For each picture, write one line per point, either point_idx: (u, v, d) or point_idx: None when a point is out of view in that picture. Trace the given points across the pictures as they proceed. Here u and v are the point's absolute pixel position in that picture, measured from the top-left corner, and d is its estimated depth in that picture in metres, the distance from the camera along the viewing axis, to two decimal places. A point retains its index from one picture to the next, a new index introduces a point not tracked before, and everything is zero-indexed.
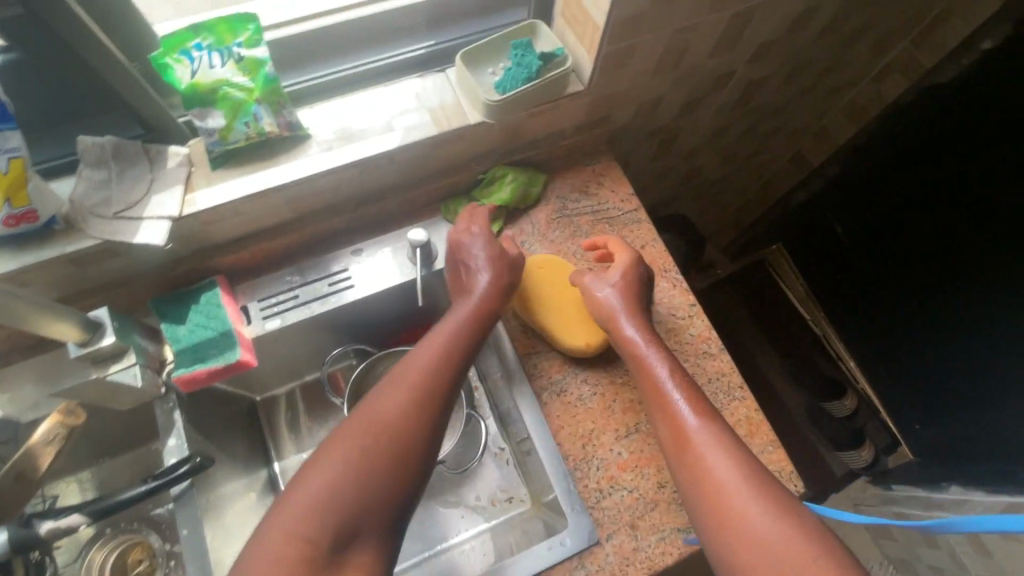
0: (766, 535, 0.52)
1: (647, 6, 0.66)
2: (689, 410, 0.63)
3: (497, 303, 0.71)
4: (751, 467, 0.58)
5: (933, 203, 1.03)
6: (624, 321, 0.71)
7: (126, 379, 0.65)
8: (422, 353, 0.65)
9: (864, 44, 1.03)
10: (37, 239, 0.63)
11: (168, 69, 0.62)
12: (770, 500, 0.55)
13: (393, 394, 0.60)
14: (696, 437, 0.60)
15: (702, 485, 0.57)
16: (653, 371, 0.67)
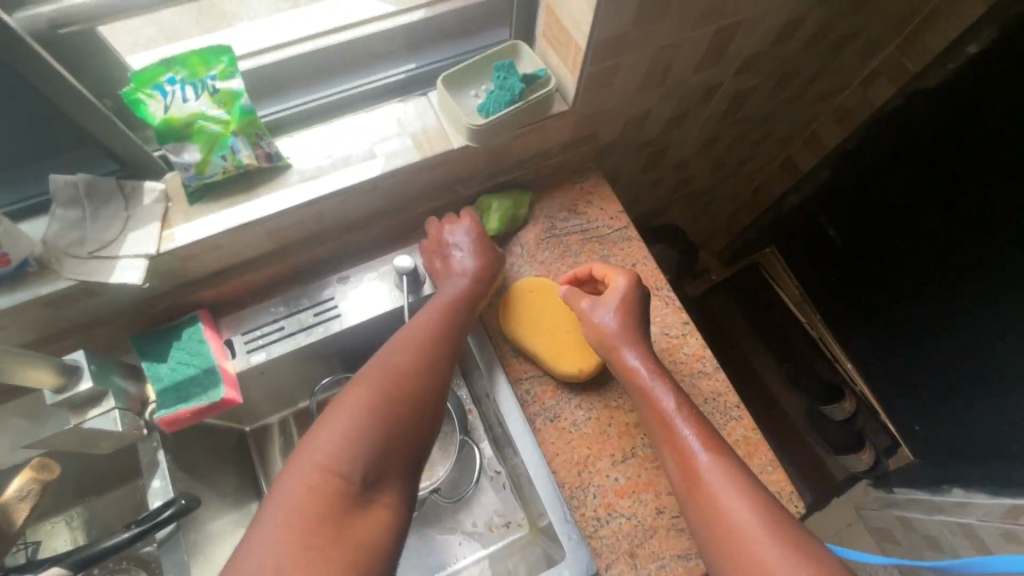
0: (784, 574, 0.52)
1: (629, 26, 0.65)
2: (699, 445, 0.62)
3: (490, 276, 0.74)
4: (765, 505, 0.57)
5: (928, 208, 1.02)
6: (625, 350, 0.69)
7: (105, 424, 0.63)
8: (420, 323, 0.66)
9: (850, 52, 1.02)
10: (9, 283, 0.61)
11: (140, 105, 0.59)
12: (786, 540, 0.54)
13: (400, 355, 0.62)
14: (708, 474, 0.59)
15: (716, 526, 0.57)
16: (659, 403, 0.65)
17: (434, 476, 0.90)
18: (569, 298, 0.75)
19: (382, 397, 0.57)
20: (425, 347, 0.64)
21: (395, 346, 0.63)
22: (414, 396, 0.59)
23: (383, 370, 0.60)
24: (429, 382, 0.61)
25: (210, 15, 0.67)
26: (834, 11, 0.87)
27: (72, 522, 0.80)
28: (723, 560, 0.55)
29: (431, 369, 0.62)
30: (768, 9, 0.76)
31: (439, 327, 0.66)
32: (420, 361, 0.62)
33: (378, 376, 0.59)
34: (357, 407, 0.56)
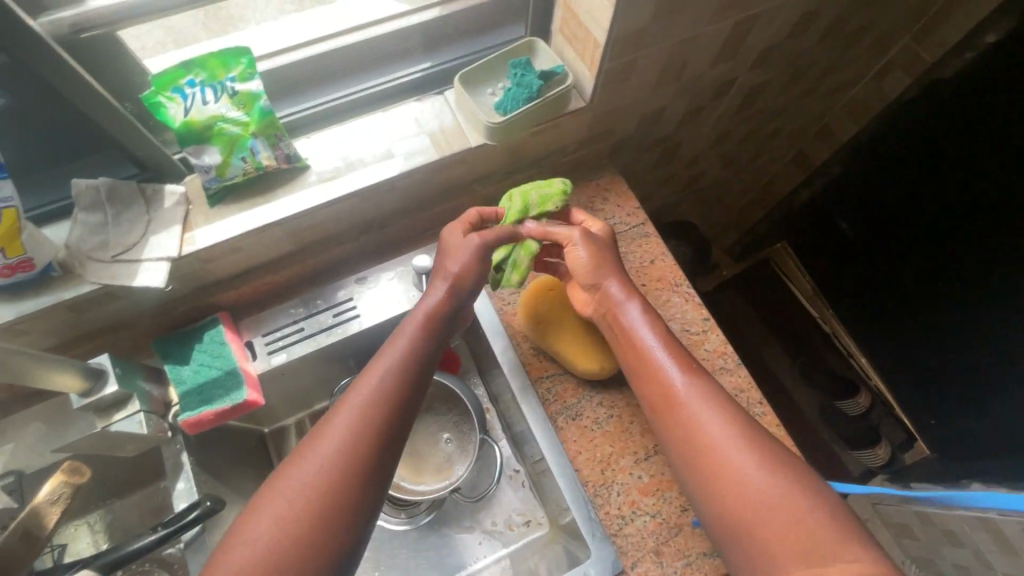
0: (761, 490, 0.52)
1: (648, 21, 0.65)
2: (676, 369, 0.61)
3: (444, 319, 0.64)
4: (740, 422, 0.56)
5: (946, 199, 1.00)
6: (611, 283, 0.68)
7: (131, 427, 0.63)
8: (365, 381, 0.56)
9: (865, 44, 1.01)
10: (34, 288, 0.61)
11: (160, 108, 0.59)
12: (761, 452, 0.54)
13: (320, 456, 0.51)
14: (682, 395, 0.59)
15: (691, 441, 0.56)
16: (636, 330, 0.65)
17: (453, 475, 0.90)
18: (557, 233, 0.71)
19: (285, 517, 0.47)
20: (350, 445, 0.52)
21: (315, 441, 0.52)
22: (327, 516, 0.48)
23: (294, 484, 0.49)
24: (352, 494, 0.50)
25: (218, 20, 0.67)
26: (851, 3, 0.86)
27: (93, 526, 0.81)
28: (698, 475, 0.55)
29: (355, 464, 0.51)
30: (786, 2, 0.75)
31: (370, 414, 0.54)
32: (341, 465, 0.50)
33: (287, 491, 0.49)
34: (257, 536, 0.47)
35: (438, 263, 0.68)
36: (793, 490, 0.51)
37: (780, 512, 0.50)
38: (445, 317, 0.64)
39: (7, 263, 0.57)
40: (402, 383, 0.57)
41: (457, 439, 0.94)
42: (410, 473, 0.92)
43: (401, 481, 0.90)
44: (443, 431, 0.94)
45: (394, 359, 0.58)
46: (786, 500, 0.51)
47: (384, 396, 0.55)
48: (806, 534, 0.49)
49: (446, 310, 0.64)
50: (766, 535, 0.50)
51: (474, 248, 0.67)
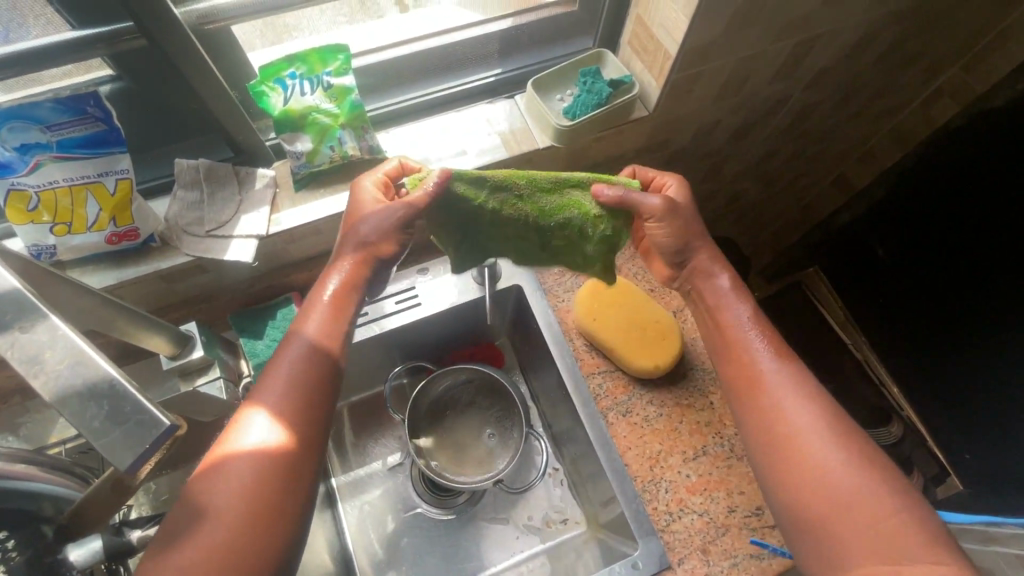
0: (843, 483, 0.52)
1: (719, 35, 0.68)
2: (767, 353, 0.61)
3: (350, 300, 0.58)
4: (832, 413, 0.57)
5: (984, 225, 1.00)
6: (700, 249, 0.67)
7: (212, 391, 0.66)
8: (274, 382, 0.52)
9: (914, 70, 1.04)
10: (135, 256, 0.66)
11: (264, 96, 0.64)
12: (850, 446, 0.55)
13: (234, 471, 0.48)
14: (772, 377, 0.60)
15: (775, 426, 0.57)
16: (731, 310, 0.64)
17: (496, 469, 0.90)
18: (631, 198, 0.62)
19: (207, 535, 0.45)
20: (264, 455, 0.49)
21: (225, 457, 0.49)
22: (255, 525, 0.46)
23: (213, 501, 0.47)
24: (271, 506, 0.47)
25: (275, 30, 0.69)
26: (907, 29, 0.89)
27: (141, 498, 0.81)
28: (778, 456, 0.56)
29: (277, 473, 0.49)
30: (848, 24, 0.78)
31: (281, 422, 0.51)
32: (261, 474, 0.48)
33: (205, 509, 0.46)
34: (183, 559, 0.44)
35: (345, 228, 0.61)
36: (878, 488, 0.52)
37: (861, 509, 0.51)
38: (349, 298, 0.58)
39: (116, 231, 0.63)
40: (306, 383, 0.53)
41: (500, 434, 0.94)
42: (452, 464, 0.92)
43: (444, 471, 0.90)
44: (486, 427, 0.95)
45: (297, 356, 0.54)
46: (877, 496, 0.51)
47: (292, 397, 0.52)
48: (884, 536, 0.49)
49: (349, 295, 0.58)
50: (845, 531, 0.51)
51: (396, 212, 0.59)
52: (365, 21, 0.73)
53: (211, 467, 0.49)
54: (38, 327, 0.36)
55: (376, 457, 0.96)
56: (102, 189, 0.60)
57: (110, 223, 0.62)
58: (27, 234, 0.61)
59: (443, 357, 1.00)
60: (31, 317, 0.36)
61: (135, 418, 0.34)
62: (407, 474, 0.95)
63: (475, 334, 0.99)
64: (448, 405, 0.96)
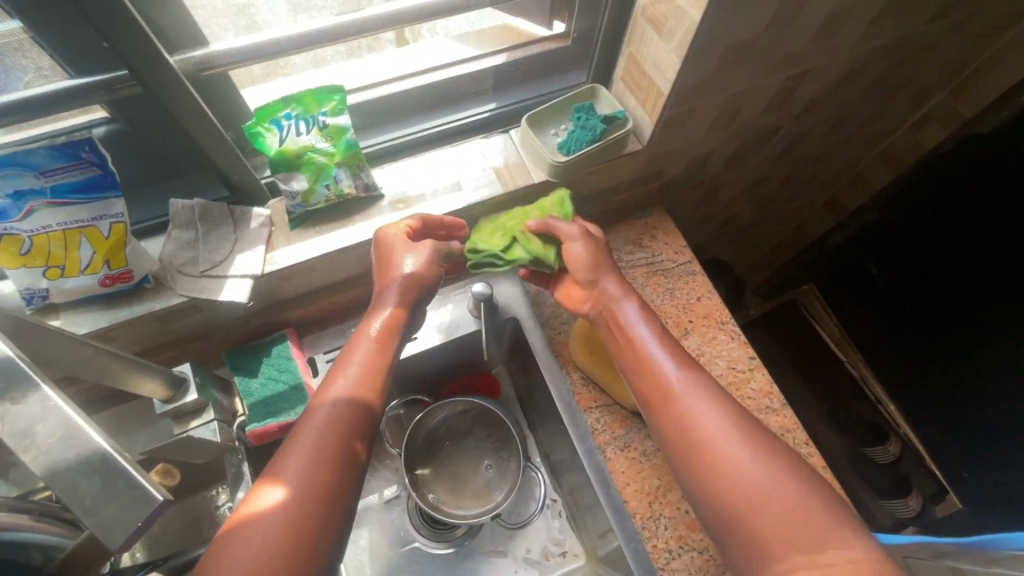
0: (753, 477, 0.51)
1: (710, 73, 0.69)
2: (669, 361, 0.60)
3: (394, 331, 0.62)
4: (733, 412, 0.56)
5: (970, 238, 1.02)
6: (602, 279, 0.67)
7: (204, 434, 0.65)
8: (326, 400, 0.54)
9: (902, 99, 1.06)
10: (128, 297, 0.66)
11: (259, 137, 0.64)
12: (757, 443, 0.54)
13: (281, 490, 0.48)
14: (677, 385, 0.58)
15: (684, 434, 0.56)
16: (632, 325, 0.63)
17: (493, 501, 0.89)
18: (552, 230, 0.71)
19: (262, 548, 0.45)
20: (313, 465, 0.50)
21: (277, 469, 0.50)
22: (303, 536, 0.46)
23: (262, 518, 0.46)
24: (318, 523, 0.47)
25: (270, 71, 0.70)
26: (894, 61, 0.90)
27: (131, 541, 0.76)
28: (692, 463, 0.55)
29: (326, 485, 0.49)
30: (837, 58, 0.79)
31: (332, 437, 0.52)
32: (311, 486, 0.49)
33: (254, 524, 0.46)
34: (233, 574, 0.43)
35: (386, 260, 0.66)
36: (784, 479, 0.51)
37: (774, 501, 0.50)
38: (394, 328, 0.62)
39: (110, 273, 0.63)
40: (355, 403, 0.55)
41: (498, 465, 0.93)
42: (450, 496, 0.91)
43: (441, 504, 0.89)
44: (484, 457, 0.94)
45: (351, 377, 0.56)
46: (776, 487, 0.51)
47: (349, 413, 0.54)
48: (801, 524, 0.49)
49: (395, 324, 0.62)
50: (762, 530, 0.49)
51: (428, 249, 0.67)
52: (362, 56, 0.75)
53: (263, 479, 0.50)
54: (30, 398, 0.35)
55: (371, 490, 0.94)
56: (96, 232, 0.60)
57: (104, 266, 0.62)
58: (19, 278, 0.60)
59: (439, 387, 0.99)
60: (23, 388, 0.35)
61: (127, 494, 0.34)
62: (403, 507, 0.94)
63: (471, 364, 0.99)
64: (444, 436, 0.95)
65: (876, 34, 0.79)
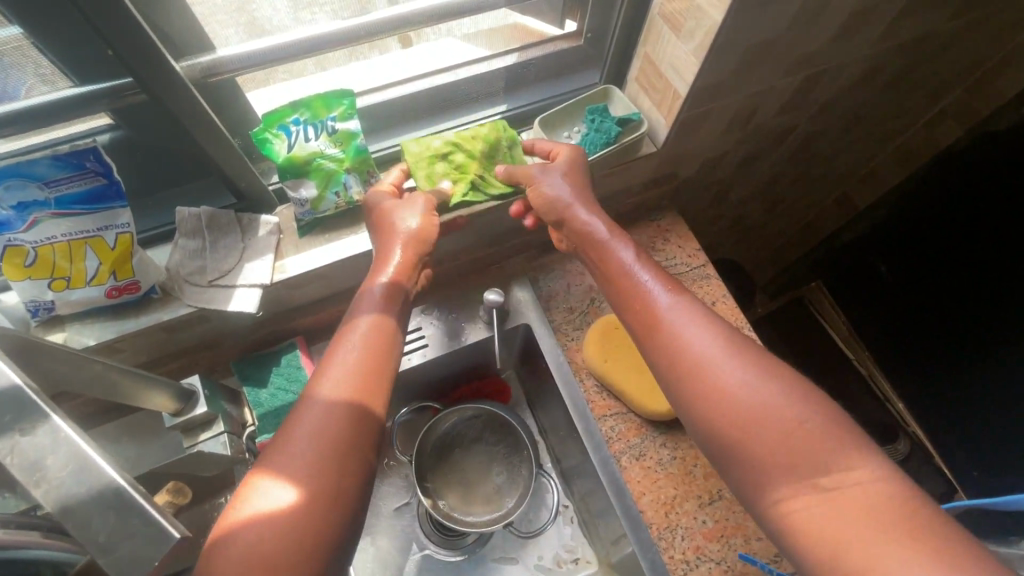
0: (750, 395, 0.48)
1: (729, 74, 0.67)
2: (659, 288, 0.57)
3: (398, 298, 0.60)
4: (727, 332, 0.53)
5: (977, 238, 1.02)
6: (578, 209, 0.65)
7: (215, 447, 0.64)
8: (327, 368, 0.52)
9: (918, 97, 1.04)
10: (135, 308, 0.65)
11: (267, 143, 0.62)
12: (753, 361, 0.51)
13: (285, 461, 0.46)
14: (667, 310, 0.55)
15: (677, 359, 0.53)
16: (619, 259, 0.61)
17: (505, 508, 0.88)
18: (518, 171, 0.71)
19: (268, 523, 0.42)
20: (315, 431, 0.47)
21: (281, 437, 0.48)
22: (310, 505, 0.44)
23: (265, 497, 0.44)
24: (327, 489, 0.45)
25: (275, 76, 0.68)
26: (912, 59, 0.88)
27: None
28: (685, 389, 0.52)
29: (332, 446, 0.47)
30: (857, 57, 0.77)
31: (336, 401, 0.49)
32: (315, 453, 0.46)
33: (260, 499, 0.44)
34: (240, 551, 0.41)
35: (385, 228, 0.65)
36: (784, 396, 0.48)
37: (774, 418, 0.47)
38: (396, 290, 0.60)
39: (116, 285, 0.62)
40: (358, 367, 0.52)
41: (508, 471, 0.92)
42: (461, 502, 0.90)
43: (452, 510, 0.88)
44: (494, 463, 0.93)
45: (355, 343, 0.54)
46: (778, 403, 0.48)
47: (351, 375, 0.51)
48: (804, 442, 0.46)
49: (396, 286, 0.60)
50: (765, 452, 0.46)
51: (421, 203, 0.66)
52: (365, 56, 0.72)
53: (269, 451, 0.47)
54: (39, 430, 0.34)
55: (382, 497, 0.93)
56: (102, 243, 0.59)
57: (110, 277, 0.61)
58: (24, 290, 0.59)
59: (448, 393, 0.98)
60: (32, 419, 0.34)
61: (144, 531, 0.33)
62: (415, 513, 0.93)
63: (480, 369, 0.97)
64: (455, 441, 0.94)
65: (897, 33, 0.77)
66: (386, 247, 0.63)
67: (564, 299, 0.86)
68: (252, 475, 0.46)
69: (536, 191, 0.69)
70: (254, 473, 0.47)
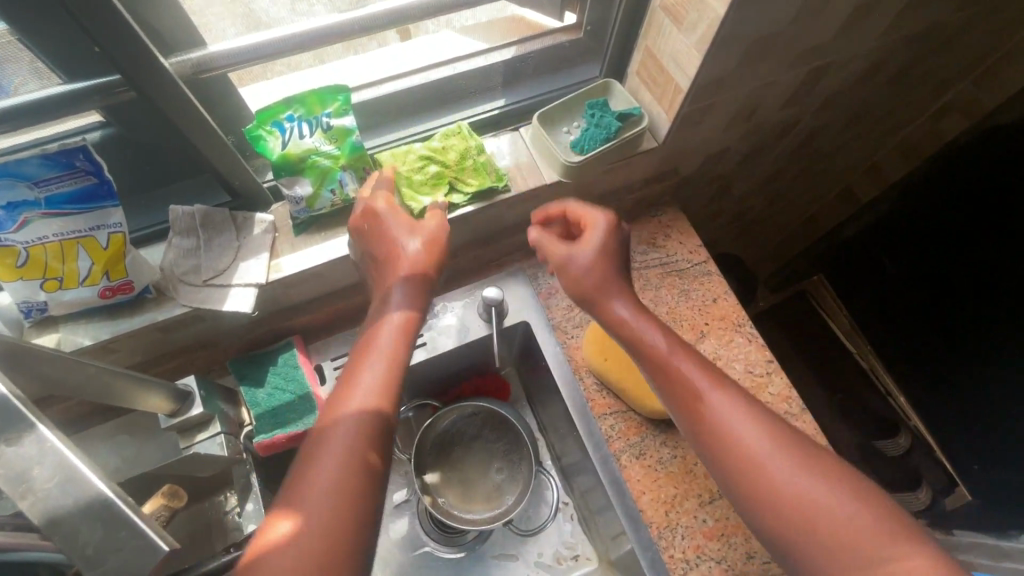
0: (802, 490, 0.50)
1: (732, 68, 0.66)
2: (699, 375, 0.57)
3: (409, 334, 0.56)
4: (770, 421, 0.54)
5: (978, 240, 1.00)
6: (613, 302, 0.62)
7: (211, 448, 0.64)
8: (338, 421, 0.49)
9: (924, 89, 1.02)
10: (130, 308, 0.64)
11: (261, 141, 0.62)
12: (799, 453, 0.52)
13: (295, 531, 0.43)
14: (711, 401, 0.55)
15: (726, 451, 0.53)
16: (651, 342, 0.59)
17: (505, 505, 0.88)
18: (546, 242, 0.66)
19: None
20: (325, 498, 0.44)
21: (292, 506, 0.44)
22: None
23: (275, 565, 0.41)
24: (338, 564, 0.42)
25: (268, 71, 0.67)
26: (918, 51, 0.87)
27: None
28: (738, 481, 0.53)
29: (344, 514, 0.44)
30: (864, 48, 0.76)
31: (347, 464, 0.46)
32: (325, 522, 0.43)
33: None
34: None
35: (391, 259, 0.61)
36: (830, 488, 0.49)
37: (825, 513, 0.48)
38: (405, 328, 0.56)
39: (110, 285, 0.61)
40: (367, 420, 0.49)
41: (508, 469, 0.92)
42: (461, 500, 0.90)
43: (451, 508, 0.88)
44: (494, 461, 0.93)
45: (363, 391, 0.51)
46: (830, 498, 0.49)
47: (362, 430, 0.48)
48: (856, 536, 0.47)
49: (408, 326, 0.56)
50: (818, 545, 0.48)
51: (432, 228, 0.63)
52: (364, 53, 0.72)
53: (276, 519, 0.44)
54: (24, 440, 0.33)
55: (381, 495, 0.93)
56: (94, 243, 0.58)
57: (103, 277, 0.60)
58: (16, 291, 0.58)
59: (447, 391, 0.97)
60: (16, 429, 0.34)
61: (132, 543, 0.33)
62: (414, 510, 0.93)
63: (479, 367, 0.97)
64: (454, 439, 0.94)
65: (905, 24, 0.75)
66: (395, 282, 0.59)
67: (563, 295, 0.85)
68: (264, 534, 0.43)
69: (566, 274, 0.64)
70: (258, 540, 0.43)
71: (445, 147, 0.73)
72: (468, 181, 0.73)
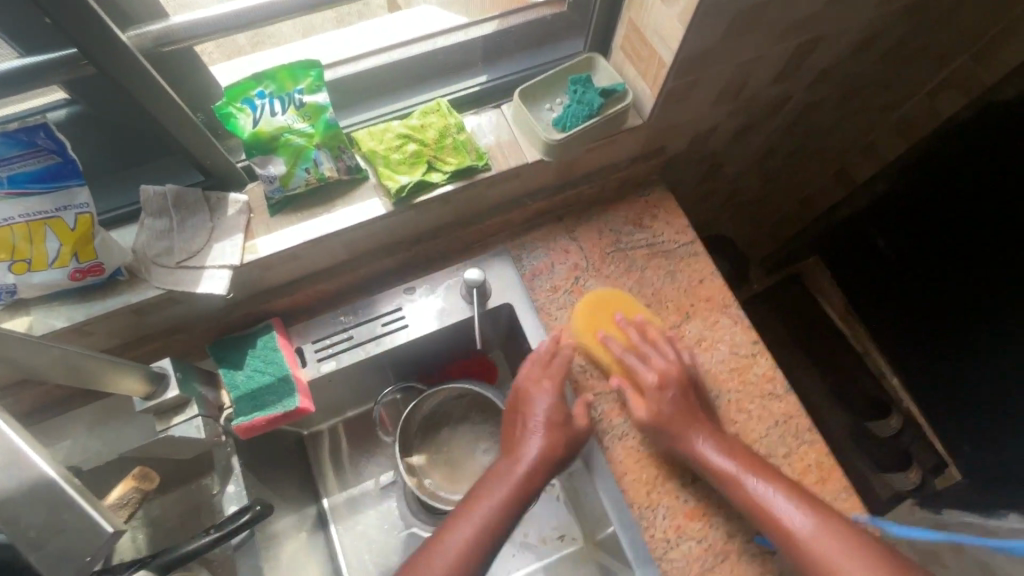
0: None
1: (718, 41, 0.63)
2: (772, 489, 0.63)
3: (543, 474, 0.68)
4: (840, 528, 0.61)
5: (979, 225, 0.97)
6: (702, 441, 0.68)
7: (188, 431, 0.64)
8: (466, 525, 0.64)
9: (921, 65, 0.99)
10: (102, 290, 0.63)
11: (231, 119, 0.60)
12: (869, 561, 0.58)
13: None
14: (782, 511, 0.62)
15: (798, 558, 0.60)
16: (723, 465, 0.66)
17: None
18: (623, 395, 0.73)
19: None
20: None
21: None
22: None
23: None
24: None
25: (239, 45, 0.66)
26: (914, 24, 0.84)
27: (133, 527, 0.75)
28: None
29: None
30: (856, 21, 0.73)
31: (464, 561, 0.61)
32: None
33: None
34: None
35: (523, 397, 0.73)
36: None
37: None
38: (538, 466, 0.68)
39: (80, 267, 0.59)
40: (484, 533, 0.63)
41: (494, 450, 0.92)
42: (447, 481, 0.90)
43: (438, 489, 0.88)
44: (480, 443, 0.93)
45: (488, 507, 0.65)
46: None
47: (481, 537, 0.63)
48: None
49: (543, 465, 0.68)
50: None
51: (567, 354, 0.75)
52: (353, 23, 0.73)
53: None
54: None
55: (367, 476, 0.94)
56: (62, 224, 0.57)
57: (72, 259, 0.59)
58: None
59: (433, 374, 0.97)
60: None
61: (78, 525, 0.37)
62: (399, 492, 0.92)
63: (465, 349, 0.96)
64: (440, 421, 0.93)
65: None
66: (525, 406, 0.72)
67: (547, 276, 0.82)
68: None
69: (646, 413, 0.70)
70: None
71: (424, 126, 0.71)
72: (447, 159, 0.71)
